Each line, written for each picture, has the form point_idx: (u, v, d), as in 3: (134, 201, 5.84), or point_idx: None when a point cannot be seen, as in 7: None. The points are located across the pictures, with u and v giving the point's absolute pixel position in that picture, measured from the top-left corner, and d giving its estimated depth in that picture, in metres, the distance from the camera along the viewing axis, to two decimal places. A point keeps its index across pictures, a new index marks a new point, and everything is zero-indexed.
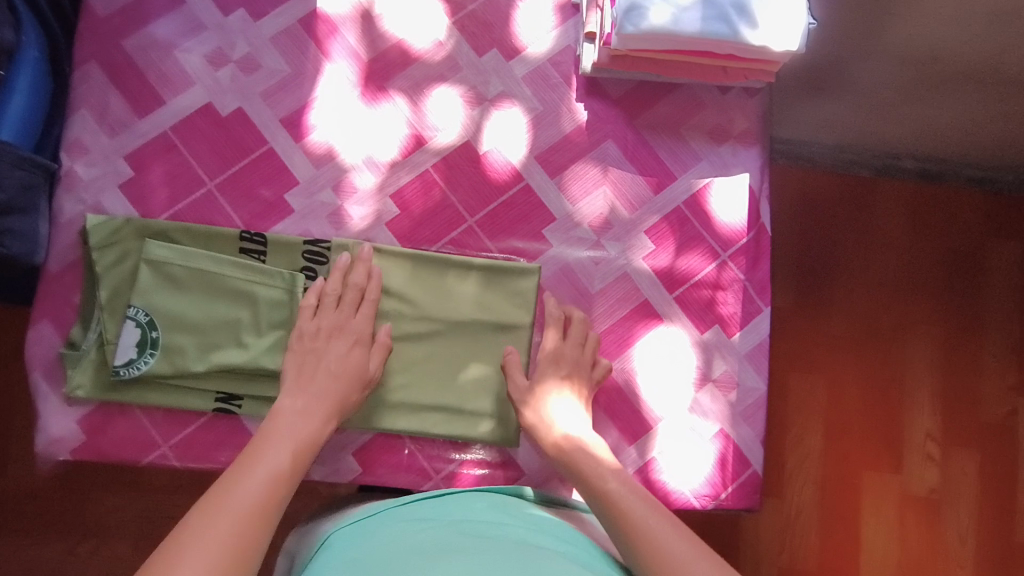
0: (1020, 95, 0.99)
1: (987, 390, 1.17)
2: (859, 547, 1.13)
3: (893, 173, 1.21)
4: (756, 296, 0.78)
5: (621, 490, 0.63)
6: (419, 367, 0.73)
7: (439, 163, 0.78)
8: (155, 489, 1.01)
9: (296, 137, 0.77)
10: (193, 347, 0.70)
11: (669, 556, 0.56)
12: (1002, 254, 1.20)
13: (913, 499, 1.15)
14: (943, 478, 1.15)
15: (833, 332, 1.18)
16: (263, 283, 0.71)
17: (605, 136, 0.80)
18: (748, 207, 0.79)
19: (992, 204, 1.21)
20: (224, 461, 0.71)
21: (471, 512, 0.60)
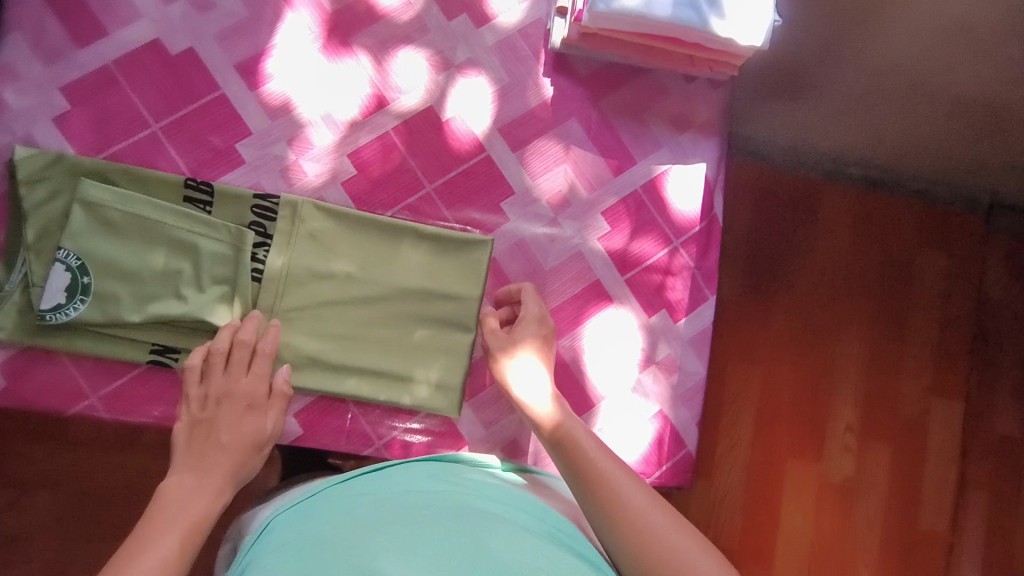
0: (961, 111, 1.04)
1: (905, 389, 1.25)
2: (777, 528, 1.20)
3: (840, 177, 1.26)
4: (703, 284, 0.80)
5: (578, 432, 0.63)
6: (367, 332, 0.72)
7: (400, 126, 0.76)
8: (80, 441, 0.97)
9: (251, 85, 0.73)
10: (129, 296, 0.67)
11: (616, 494, 0.56)
12: (932, 263, 1.27)
13: (830, 485, 1.22)
14: (858, 467, 1.22)
15: (772, 325, 1.22)
16: (207, 235, 0.69)
17: (570, 114, 0.79)
18: (703, 197, 0.81)
19: (927, 215, 1.27)
20: (155, 416, 0.69)
21: (412, 483, 0.59)
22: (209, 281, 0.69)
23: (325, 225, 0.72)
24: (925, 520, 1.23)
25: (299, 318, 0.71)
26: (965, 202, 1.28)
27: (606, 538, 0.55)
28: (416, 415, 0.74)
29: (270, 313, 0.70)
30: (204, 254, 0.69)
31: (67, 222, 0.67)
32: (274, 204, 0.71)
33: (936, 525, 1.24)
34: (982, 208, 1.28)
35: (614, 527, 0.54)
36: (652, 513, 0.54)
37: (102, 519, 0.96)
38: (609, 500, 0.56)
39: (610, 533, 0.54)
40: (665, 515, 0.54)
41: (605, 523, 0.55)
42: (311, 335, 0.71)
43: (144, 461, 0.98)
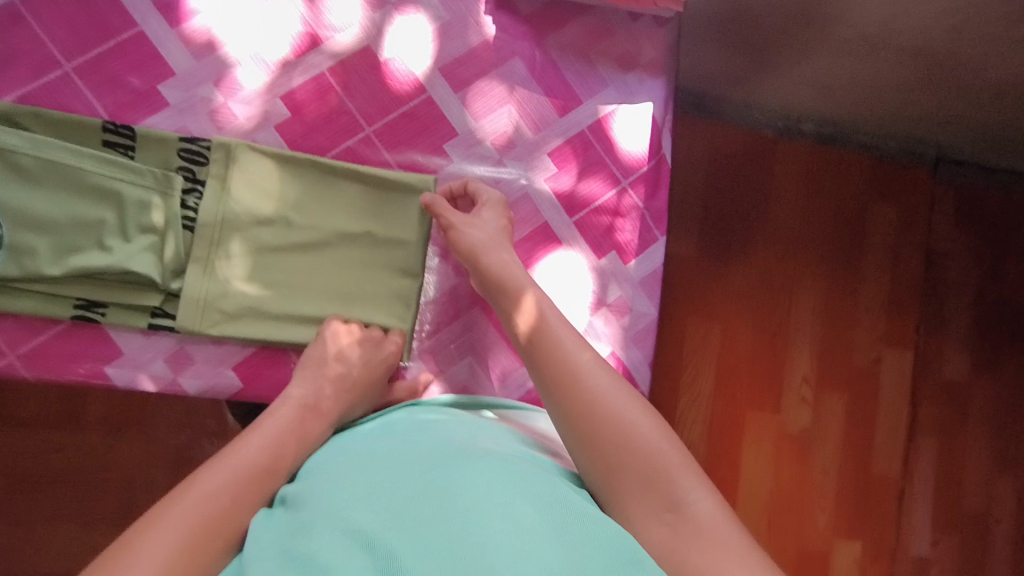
0: (909, 63, 1.01)
1: (859, 338, 1.27)
2: (738, 480, 1.22)
3: (793, 134, 1.27)
4: (653, 224, 0.79)
5: (541, 302, 0.61)
6: (311, 278, 0.69)
7: (335, 66, 0.73)
8: (17, 422, 0.93)
9: (171, 23, 0.69)
10: (47, 248, 0.64)
11: (586, 387, 0.53)
12: (882, 215, 1.29)
13: (788, 436, 1.24)
14: (814, 418, 1.25)
15: (731, 281, 1.23)
16: (130, 180, 0.65)
17: (512, 53, 0.77)
18: (650, 137, 0.79)
19: (877, 168, 1.29)
20: (82, 373, 0.65)
21: (403, 424, 0.58)
22: (136, 230, 0.66)
23: (262, 166, 0.69)
24: (878, 466, 1.27)
25: (239, 264, 0.68)
26: (912, 154, 1.30)
27: (552, 405, 0.54)
28: None
29: (206, 261, 0.67)
30: (128, 201, 0.65)
31: None
32: (205, 147, 0.68)
33: (888, 472, 1.27)
34: (929, 160, 1.30)
35: (560, 393, 0.53)
36: (629, 408, 0.51)
37: (44, 501, 0.92)
38: (556, 366, 0.55)
39: (557, 399, 0.53)
40: (614, 386, 0.53)
41: (553, 391, 0.54)
42: (253, 281, 0.68)
43: (89, 438, 0.94)
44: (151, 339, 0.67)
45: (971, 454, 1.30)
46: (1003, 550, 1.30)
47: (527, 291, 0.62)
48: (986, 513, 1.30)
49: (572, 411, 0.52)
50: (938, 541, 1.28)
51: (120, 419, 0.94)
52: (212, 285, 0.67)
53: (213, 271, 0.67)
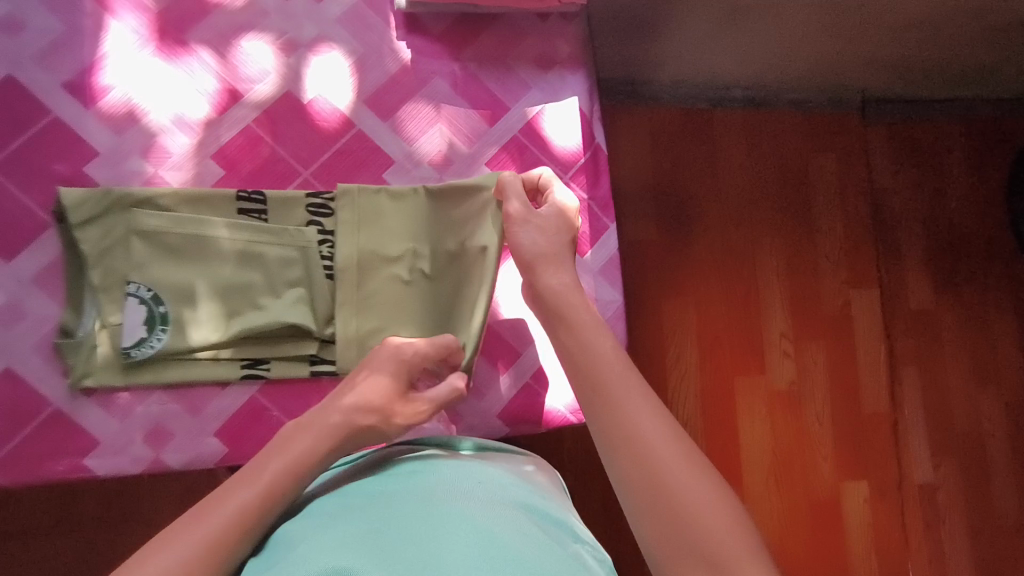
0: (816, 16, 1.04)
1: (825, 286, 1.31)
2: (739, 445, 1.24)
3: (725, 104, 1.31)
4: (601, 213, 0.81)
5: (609, 362, 0.64)
6: (440, 302, 0.72)
7: (261, 117, 0.73)
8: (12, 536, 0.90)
9: (86, 103, 0.68)
10: (208, 316, 0.67)
11: (656, 463, 0.56)
12: (823, 164, 1.33)
13: (778, 393, 1.27)
14: (799, 370, 1.28)
15: (694, 255, 1.26)
16: (271, 241, 0.68)
17: (433, 73, 0.78)
18: (582, 129, 0.81)
19: (810, 122, 1.34)
20: (61, 470, 0.64)
21: (396, 466, 0.58)
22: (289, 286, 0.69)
23: (383, 210, 0.71)
24: (867, 404, 1.30)
25: (380, 303, 0.70)
26: (839, 102, 1.34)
27: (615, 467, 0.58)
28: None
29: (353, 303, 0.69)
30: (272, 260, 0.68)
31: (127, 256, 0.66)
32: (327, 199, 0.71)
33: (879, 408, 1.30)
34: (856, 105, 1.35)
35: (628, 464, 0.57)
36: (694, 487, 0.54)
37: None
38: (624, 437, 0.58)
39: (622, 463, 0.57)
40: (685, 463, 0.55)
41: (618, 455, 0.58)
42: (393, 316, 0.71)
43: (88, 537, 0.91)
44: (126, 422, 0.66)
45: (951, 375, 1.34)
46: (1003, 461, 1.33)
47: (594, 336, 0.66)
48: (979, 429, 1.33)
49: (646, 489, 0.55)
50: (938, 465, 1.31)
51: (116, 512, 0.92)
52: (363, 325, 0.70)
53: (361, 312, 0.70)
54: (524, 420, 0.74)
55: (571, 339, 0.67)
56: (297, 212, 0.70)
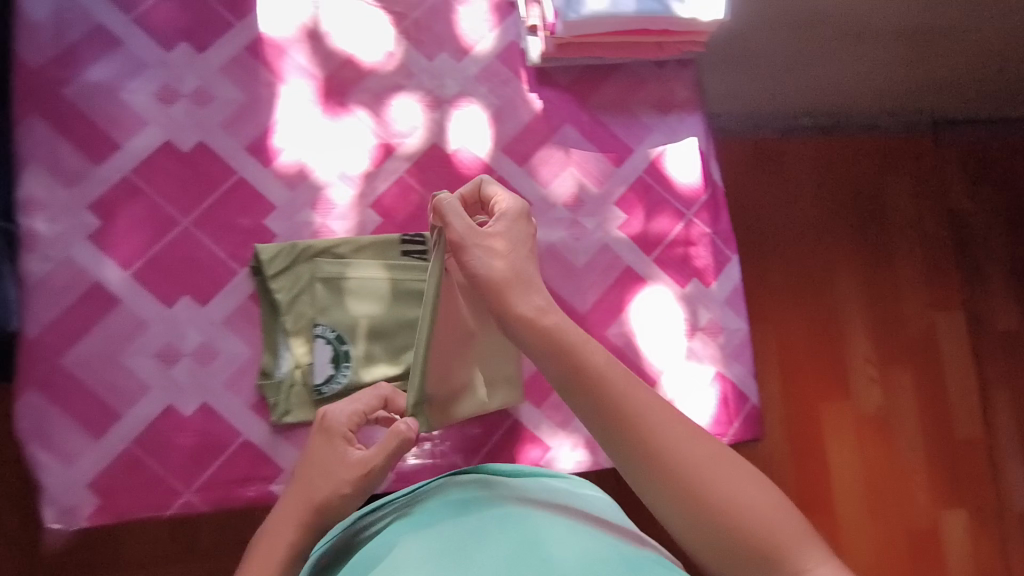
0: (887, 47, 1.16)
1: (909, 310, 1.31)
2: (829, 476, 1.23)
3: (791, 133, 1.34)
4: (724, 246, 0.85)
5: (601, 368, 0.51)
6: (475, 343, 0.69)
7: (411, 167, 0.79)
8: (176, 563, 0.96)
9: (264, 163, 0.76)
10: (385, 352, 0.73)
11: (672, 455, 0.49)
12: (897, 189, 1.36)
13: (866, 421, 1.26)
14: (886, 397, 1.27)
15: (773, 281, 1.29)
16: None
17: (562, 121, 0.84)
18: (701, 168, 0.86)
19: (880, 144, 1.36)
20: (251, 496, 0.70)
21: (451, 485, 0.59)
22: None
23: None
24: (962, 430, 1.28)
25: None
26: (910, 125, 1.37)
27: (650, 487, 0.49)
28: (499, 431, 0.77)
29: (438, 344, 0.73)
30: None
31: (314, 302, 0.73)
32: None
33: (972, 433, 1.29)
34: (928, 127, 1.37)
35: (646, 467, 0.49)
36: (715, 469, 0.48)
37: None
38: (633, 437, 0.50)
39: (652, 481, 0.49)
40: (700, 444, 0.49)
41: (649, 473, 0.49)
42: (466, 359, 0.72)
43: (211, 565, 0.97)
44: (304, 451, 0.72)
45: None
46: None
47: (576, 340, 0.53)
48: None
49: (671, 490, 0.48)
50: None
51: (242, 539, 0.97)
52: None
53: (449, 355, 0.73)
54: None
55: (552, 356, 0.52)
56: None
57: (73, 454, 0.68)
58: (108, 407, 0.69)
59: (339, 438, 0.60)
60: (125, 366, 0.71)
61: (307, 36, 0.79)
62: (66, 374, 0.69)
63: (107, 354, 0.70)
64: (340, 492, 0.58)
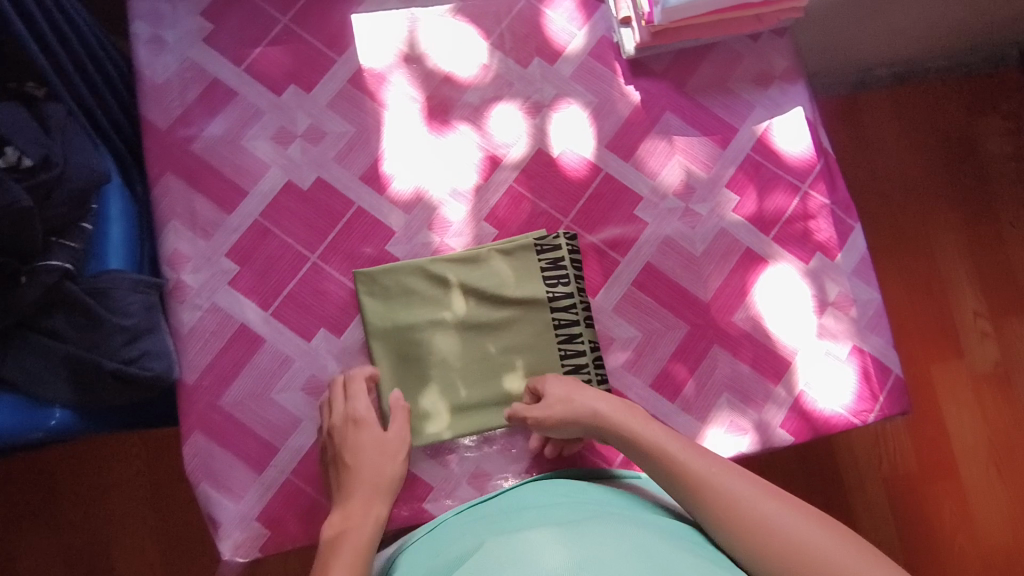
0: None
1: (1017, 257, 1.30)
2: (949, 439, 1.23)
3: (866, 86, 1.34)
4: (844, 215, 0.82)
5: (669, 446, 0.65)
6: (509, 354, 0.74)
7: (519, 176, 0.80)
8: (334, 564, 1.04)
9: (379, 190, 0.78)
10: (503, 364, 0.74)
11: (747, 507, 0.58)
12: (987, 129, 1.35)
13: (984, 375, 1.26)
14: (1002, 349, 1.27)
15: (871, 242, 1.29)
16: (553, 292, 0.75)
17: (662, 109, 0.83)
18: (811, 137, 0.83)
19: (964, 86, 1.36)
20: (405, 515, 0.73)
21: (528, 496, 0.64)
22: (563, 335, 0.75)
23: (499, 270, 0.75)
24: None
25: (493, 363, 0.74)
26: (996, 61, 1.36)
27: (729, 544, 0.57)
28: None
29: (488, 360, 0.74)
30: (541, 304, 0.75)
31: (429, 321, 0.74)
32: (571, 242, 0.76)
33: None
34: (1014, 59, 1.36)
35: (724, 526, 0.58)
36: (792, 521, 0.57)
37: None
38: (709, 498, 0.60)
39: (730, 538, 0.57)
40: (779, 505, 0.58)
41: (718, 518, 0.59)
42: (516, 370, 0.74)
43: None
44: (450, 468, 0.74)
45: None
46: None
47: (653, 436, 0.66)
48: None
49: (746, 541, 0.56)
50: None
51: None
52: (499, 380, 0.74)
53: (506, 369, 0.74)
54: (803, 430, 0.76)
55: (636, 453, 0.66)
56: (554, 252, 0.76)
57: (240, 489, 0.72)
58: (265, 442, 0.73)
59: (374, 439, 0.68)
60: (277, 402, 0.74)
61: (404, 60, 0.81)
62: (225, 415, 0.73)
63: (259, 392, 0.74)
64: (395, 469, 0.68)
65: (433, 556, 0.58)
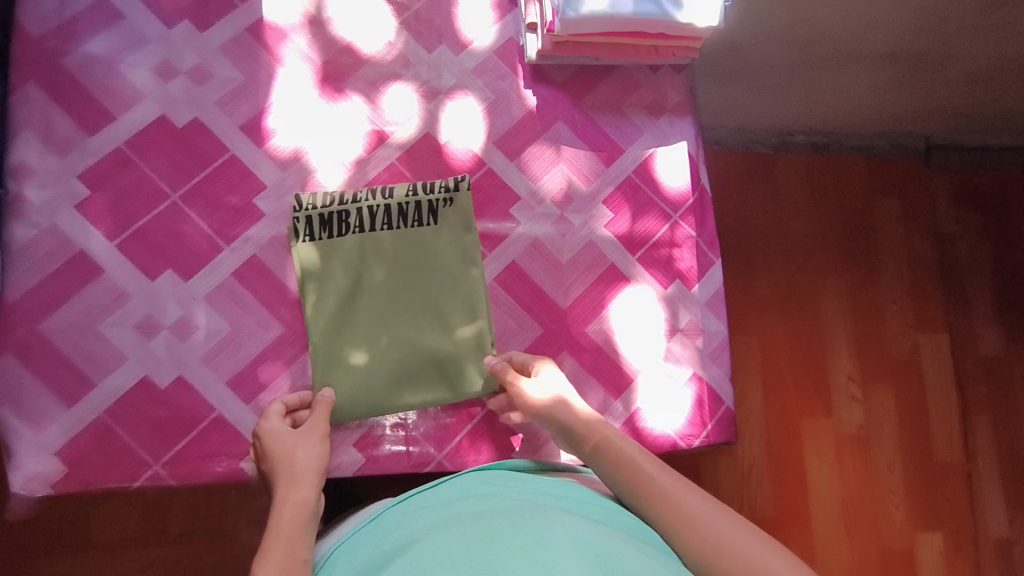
0: (890, 65, 1.21)
1: (893, 330, 1.39)
2: (807, 492, 1.29)
3: (788, 148, 1.42)
4: (708, 250, 0.86)
5: (639, 458, 0.66)
6: (410, 296, 0.76)
7: (402, 156, 0.80)
8: (180, 503, 1.03)
9: (258, 143, 0.77)
10: (421, 314, 0.76)
11: (708, 528, 0.59)
12: (886, 210, 1.44)
13: (847, 437, 1.33)
14: (867, 414, 1.34)
15: (763, 292, 1.36)
16: (393, 225, 0.76)
17: (555, 118, 0.85)
18: (690, 172, 0.87)
19: (873, 166, 1.45)
20: (221, 471, 0.71)
21: (466, 486, 0.65)
22: (465, 271, 0.77)
23: (371, 240, 0.76)
24: (938, 451, 1.35)
25: (403, 309, 0.76)
26: (904, 150, 1.47)
27: (693, 559, 0.58)
28: (471, 421, 0.77)
29: (400, 310, 0.76)
30: (426, 232, 0.77)
31: (346, 309, 0.75)
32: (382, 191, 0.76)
33: (951, 457, 1.36)
34: (921, 152, 1.47)
35: (689, 543, 0.59)
36: (757, 550, 0.57)
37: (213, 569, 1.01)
38: (671, 514, 0.61)
39: (698, 555, 0.58)
40: (742, 530, 0.59)
41: (689, 544, 0.59)
42: (422, 303, 0.76)
43: (180, 549, 1.01)
44: None
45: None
46: None
47: (611, 434, 0.69)
48: None
49: (710, 558, 0.57)
50: (1014, 519, 1.35)
51: (205, 527, 1.02)
52: (414, 329, 0.75)
53: (420, 312, 0.76)
54: None
55: (602, 455, 0.68)
56: (375, 192, 0.76)
57: (43, 420, 0.68)
58: (82, 375, 0.70)
59: (295, 433, 0.68)
60: (104, 335, 0.71)
61: (308, 22, 0.81)
62: (43, 340, 0.70)
63: (85, 324, 0.71)
64: (318, 454, 0.69)
65: (369, 548, 0.57)
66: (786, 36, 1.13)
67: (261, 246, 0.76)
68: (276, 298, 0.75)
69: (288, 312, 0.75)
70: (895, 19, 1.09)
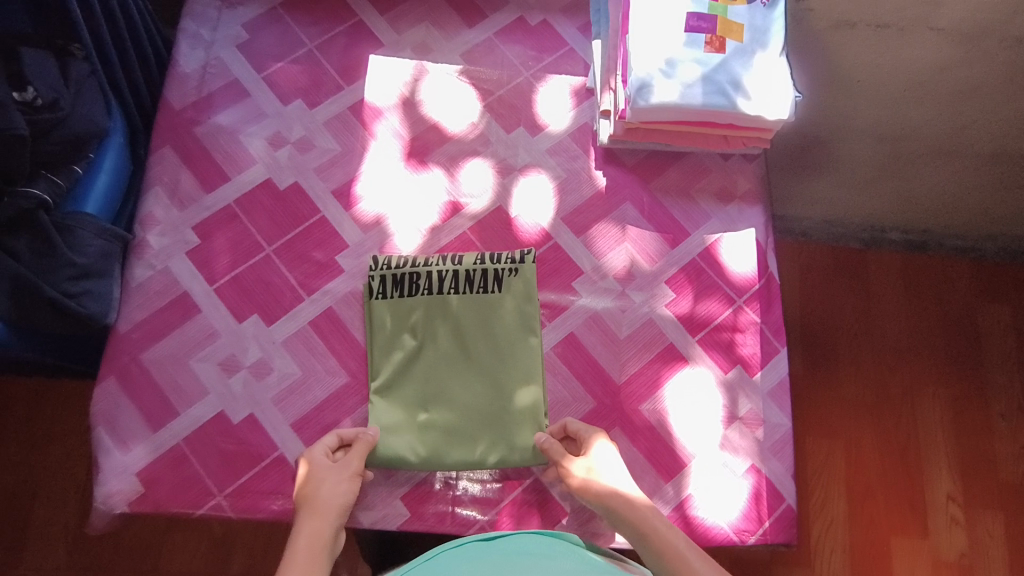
0: (989, 164, 1.16)
1: (1002, 449, 1.26)
2: None
3: (880, 244, 1.37)
4: (772, 337, 0.84)
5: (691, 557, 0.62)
6: (468, 360, 0.79)
7: (474, 226, 0.85)
8: (241, 543, 1.07)
9: (346, 206, 0.85)
10: (477, 378, 0.78)
11: None
12: (993, 316, 1.34)
13: (945, 565, 1.18)
14: (970, 541, 1.20)
15: (848, 393, 1.28)
16: (458, 290, 0.80)
17: (623, 199, 0.88)
18: (757, 258, 0.87)
19: (977, 269, 1.37)
20: (275, 509, 0.74)
21: (526, 546, 0.62)
22: (524, 339, 0.79)
23: (438, 304, 0.80)
24: None
25: (461, 371, 0.79)
26: (1015, 253, 1.37)
27: None
28: (519, 487, 0.77)
29: (457, 372, 0.78)
30: (490, 299, 0.80)
31: (408, 367, 0.79)
32: (452, 258, 0.81)
33: None
34: None
35: None
36: None
37: None
38: None
39: None
40: None
41: None
42: (480, 367, 0.79)
43: None
44: None
45: None
46: None
47: (658, 526, 0.65)
48: None
49: None
50: None
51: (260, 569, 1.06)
52: (469, 391, 0.78)
53: (477, 375, 0.78)
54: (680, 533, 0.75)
55: (647, 549, 0.64)
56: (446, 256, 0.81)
57: (130, 441, 0.75)
58: (168, 403, 0.77)
59: (326, 465, 0.71)
60: (192, 369, 0.78)
61: (403, 103, 0.90)
62: (141, 368, 0.78)
63: (178, 357, 0.79)
64: (344, 491, 0.69)
65: None
66: (875, 132, 1.12)
67: (338, 299, 0.82)
68: (345, 349, 0.80)
69: (354, 363, 0.80)
70: (997, 117, 1.06)
